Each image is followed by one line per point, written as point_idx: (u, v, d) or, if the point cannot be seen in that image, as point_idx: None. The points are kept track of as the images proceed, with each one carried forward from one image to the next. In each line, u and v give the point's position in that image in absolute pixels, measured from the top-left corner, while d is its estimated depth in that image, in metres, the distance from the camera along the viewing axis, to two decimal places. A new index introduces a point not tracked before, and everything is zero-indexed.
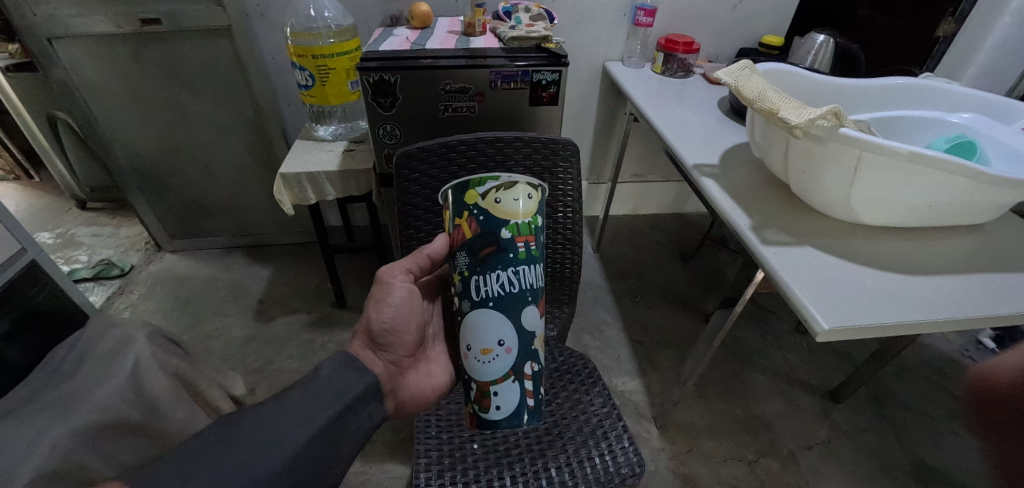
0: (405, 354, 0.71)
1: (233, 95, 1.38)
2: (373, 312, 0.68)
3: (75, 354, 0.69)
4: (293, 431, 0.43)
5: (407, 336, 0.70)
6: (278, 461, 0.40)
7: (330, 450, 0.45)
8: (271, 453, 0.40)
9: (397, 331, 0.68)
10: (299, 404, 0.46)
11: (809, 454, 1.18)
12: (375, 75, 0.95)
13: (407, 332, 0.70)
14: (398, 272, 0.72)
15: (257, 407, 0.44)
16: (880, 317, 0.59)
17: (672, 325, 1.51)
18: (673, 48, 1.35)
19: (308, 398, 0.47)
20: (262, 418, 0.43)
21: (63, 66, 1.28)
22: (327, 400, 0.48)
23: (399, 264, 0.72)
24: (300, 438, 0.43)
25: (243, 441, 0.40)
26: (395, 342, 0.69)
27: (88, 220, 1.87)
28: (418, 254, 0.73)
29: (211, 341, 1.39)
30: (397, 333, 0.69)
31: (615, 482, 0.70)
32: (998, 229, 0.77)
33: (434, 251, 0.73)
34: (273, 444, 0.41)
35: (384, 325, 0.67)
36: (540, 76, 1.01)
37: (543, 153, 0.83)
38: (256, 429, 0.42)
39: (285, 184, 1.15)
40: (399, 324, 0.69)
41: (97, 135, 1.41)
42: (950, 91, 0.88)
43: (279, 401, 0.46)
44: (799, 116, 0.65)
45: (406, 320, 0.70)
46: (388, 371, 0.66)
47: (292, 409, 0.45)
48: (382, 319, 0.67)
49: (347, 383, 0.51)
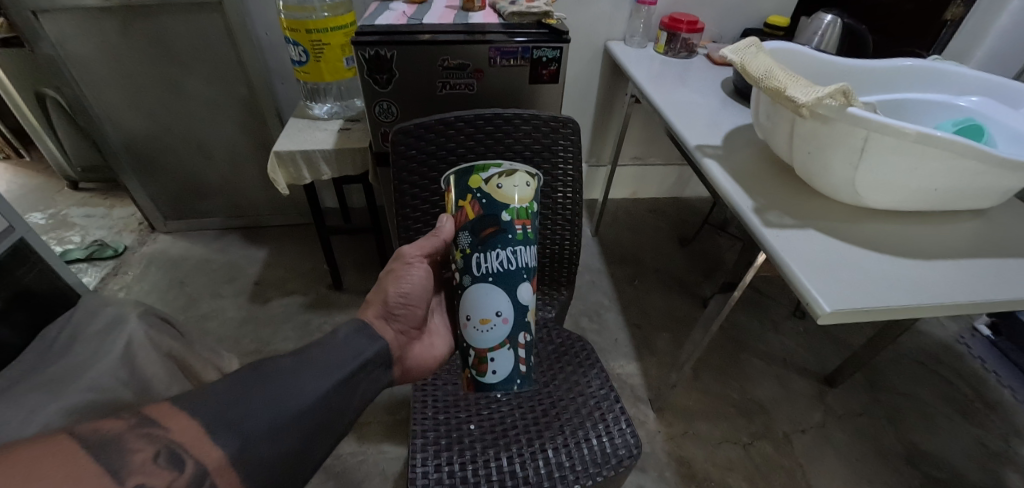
0: (416, 326, 0.71)
1: (225, 72, 1.35)
2: (391, 286, 0.68)
3: (69, 335, 0.68)
4: (314, 381, 0.46)
5: (420, 311, 0.71)
6: (301, 403, 0.44)
7: (345, 401, 0.48)
8: (295, 395, 0.44)
9: (411, 304, 0.69)
10: (318, 359, 0.49)
11: (803, 437, 1.19)
12: (372, 50, 0.92)
13: (421, 308, 0.71)
14: (417, 252, 0.71)
15: (283, 358, 0.48)
16: (878, 301, 0.59)
17: (669, 308, 1.52)
18: (677, 27, 1.32)
19: (325, 355, 0.50)
20: (287, 367, 0.46)
21: (49, 41, 1.24)
22: (343, 360, 0.51)
23: (419, 244, 0.71)
24: (320, 388, 0.46)
25: (272, 382, 0.44)
26: (409, 314, 0.69)
27: (80, 201, 1.84)
28: (435, 234, 0.71)
29: (207, 322, 1.39)
30: (412, 306, 0.69)
31: (612, 463, 0.71)
32: (1004, 214, 0.76)
33: (446, 231, 0.71)
34: (297, 389, 0.45)
35: (401, 297, 0.67)
36: (540, 53, 0.98)
37: (544, 131, 0.81)
38: (282, 375, 0.45)
39: (280, 163, 1.13)
40: (415, 297, 0.69)
41: (87, 113, 1.38)
42: (959, 73, 0.86)
43: (301, 356, 0.49)
44: (806, 95, 0.63)
45: (421, 295, 0.70)
46: (400, 341, 0.66)
47: (313, 362, 0.48)
48: (400, 292, 0.67)
49: (361, 347, 0.54)
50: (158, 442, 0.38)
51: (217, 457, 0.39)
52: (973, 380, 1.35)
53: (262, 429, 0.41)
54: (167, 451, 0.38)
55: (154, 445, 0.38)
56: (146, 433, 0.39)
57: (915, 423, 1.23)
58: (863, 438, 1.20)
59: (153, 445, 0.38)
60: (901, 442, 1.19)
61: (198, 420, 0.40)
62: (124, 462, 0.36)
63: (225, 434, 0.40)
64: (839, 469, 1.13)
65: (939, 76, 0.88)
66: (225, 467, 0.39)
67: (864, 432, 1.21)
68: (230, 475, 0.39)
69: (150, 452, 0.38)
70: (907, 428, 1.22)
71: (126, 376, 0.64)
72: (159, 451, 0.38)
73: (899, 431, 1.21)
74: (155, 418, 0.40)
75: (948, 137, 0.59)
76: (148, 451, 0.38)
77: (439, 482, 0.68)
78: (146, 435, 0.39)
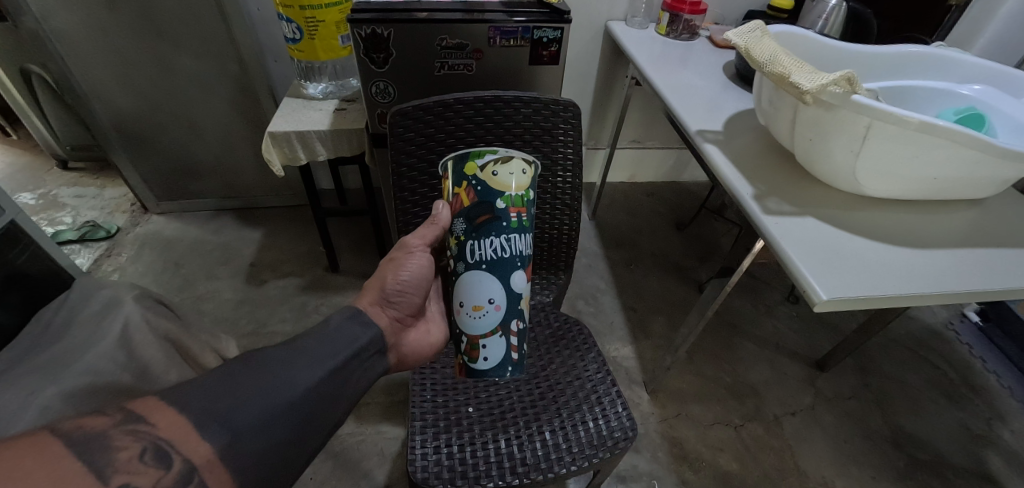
0: (413, 314, 0.72)
1: (215, 48, 1.31)
2: (390, 274, 0.69)
3: (65, 318, 0.68)
4: (305, 371, 0.47)
5: (418, 299, 0.71)
6: (291, 395, 0.45)
7: (337, 392, 0.49)
8: (285, 387, 0.45)
9: (410, 292, 0.69)
10: (310, 348, 0.50)
11: (793, 419, 1.22)
12: (368, 27, 0.90)
13: (420, 295, 0.72)
14: (419, 241, 0.71)
15: (273, 349, 0.48)
16: (871, 290, 0.60)
17: (665, 292, 1.53)
18: (680, 7, 1.28)
19: (318, 345, 0.51)
20: (278, 358, 0.47)
21: (33, 15, 1.20)
22: (336, 349, 0.52)
23: (421, 232, 0.71)
24: (311, 378, 0.47)
25: (262, 375, 0.45)
26: (405, 302, 0.69)
27: (71, 180, 1.81)
28: (433, 221, 0.71)
29: (203, 303, 1.39)
30: (410, 294, 0.69)
31: (608, 445, 0.72)
32: (1000, 204, 0.77)
33: (444, 217, 0.70)
34: (288, 381, 0.45)
35: (398, 285, 0.68)
36: (540, 33, 0.96)
37: (543, 114, 0.80)
38: (273, 367, 0.46)
39: (274, 143, 1.11)
40: (414, 285, 0.70)
41: (75, 90, 1.34)
42: (962, 61, 0.85)
43: (292, 346, 0.49)
44: (811, 81, 0.62)
45: (420, 283, 0.71)
46: (395, 328, 0.66)
47: (305, 352, 0.49)
48: (398, 279, 0.68)
49: (355, 335, 0.55)
50: (144, 439, 0.38)
51: (206, 452, 0.39)
52: (959, 365, 1.39)
53: (253, 422, 0.42)
54: (154, 449, 0.38)
55: (140, 443, 0.38)
56: (132, 429, 0.38)
57: (901, 407, 1.27)
58: (850, 420, 1.23)
59: (139, 442, 0.38)
60: (888, 426, 1.22)
61: (186, 415, 0.40)
62: (108, 460, 0.36)
63: (215, 427, 0.40)
64: (828, 452, 1.16)
65: (943, 63, 0.88)
66: (214, 462, 0.39)
67: (852, 414, 1.24)
68: (219, 470, 0.39)
69: (137, 449, 0.37)
70: (894, 412, 1.25)
71: (124, 359, 0.63)
72: (145, 448, 0.38)
73: (886, 414, 1.25)
74: (141, 414, 0.40)
75: (947, 126, 0.58)
76: (133, 449, 0.37)
77: (439, 463, 0.69)
78: (132, 431, 0.38)
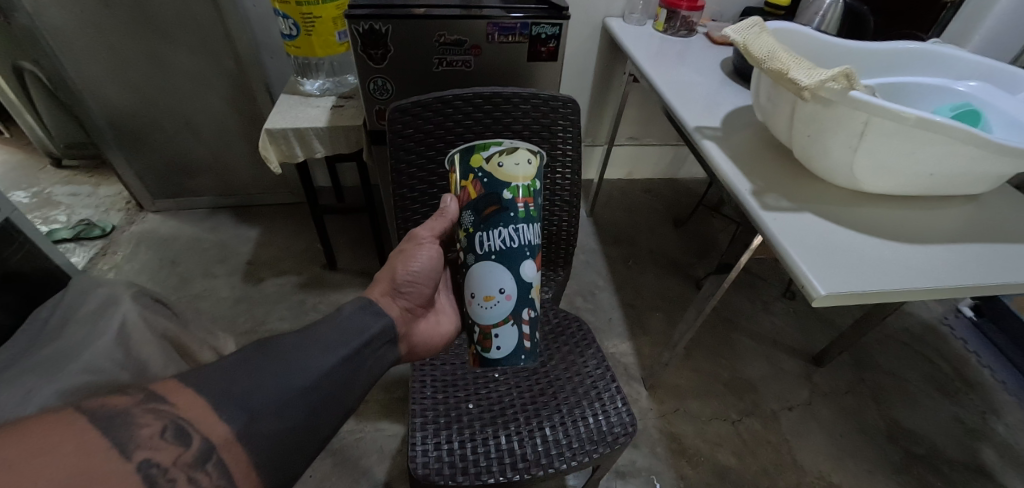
0: (422, 305, 0.72)
1: (211, 44, 1.30)
2: (400, 265, 0.69)
3: (61, 317, 0.68)
4: (320, 357, 0.47)
5: (428, 290, 0.72)
6: (307, 378, 0.45)
7: (351, 377, 0.49)
8: (300, 371, 0.45)
9: (420, 283, 0.70)
10: (323, 335, 0.50)
11: (790, 414, 1.23)
12: (365, 24, 0.89)
13: (429, 287, 0.72)
14: (428, 233, 0.71)
15: (287, 336, 0.48)
16: (871, 284, 0.60)
17: (663, 288, 1.54)
18: (677, 4, 1.28)
19: (331, 332, 0.51)
20: (292, 344, 0.47)
21: (26, 11, 1.19)
22: (348, 337, 0.52)
23: (430, 224, 0.71)
24: (326, 363, 0.47)
25: (277, 359, 0.45)
26: (415, 292, 0.69)
27: (65, 179, 1.80)
28: (442, 214, 0.72)
29: (200, 301, 1.38)
30: (419, 285, 0.70)
31: (608, 440, 0.73)
32: (995, 199, 0.77)
33: (453, 211, 0.70)
34: (303, 365, 0.45)
35: (408, 276, 0.68)
36: (539, 29, 0.96)
37: (543, 110, 0.80)
38: (287, 352, 0.46)
39: (272, 141, 1.10)
40: (423, 277, 0.70)
41: (69, 87, 1.33)
42: (957, 56, 0.86)
43: (306, 333, 0.50)
44: (808, 77, 0.62)
45: (429, 274, 0.71)
46: (405, 318, 0.66)
47: (318, 338, 0.49)
48: (408, 270, 0.68)
49: (367, 324, 0.55)
50: (165, 417, 0.39)
51: (223, 432, 0.39)
52: (954, 360, 1.40)
53: (269, 404, 0.42)
54: (175, 427, 0.38)
55: (162, 421, 0.38)
56: (153, 408, 0.39)
57: (897, 401, 1.28)
58: (848, 415, 1.24)
59: (160, 420, 0.38)
60: (884, 420, 1.23)
61: (204, 396, 0.40)
62: (131, 436, 0.36)
63: (232, 408, 0.40)
64: (824, 446, 1.17)
65: (937, 60, 0.89)
66: (232, 442, 0.39)
67: (849, 409, 1.25)
68: (237, 450, 0.39)
69: (158, 427, 0.38)
70: (890, 406, 1.26)
71: (122, 358, 0.63)
72: (166, 426, 0.38)
73: (883, 409, 1.26)
74: (162, 394, 0.40)
75: (947, 120, 0.58)
76: (155, 427, 0.38)
77: (439, 460, 0.69)
78: (154, 410, 0.39)
